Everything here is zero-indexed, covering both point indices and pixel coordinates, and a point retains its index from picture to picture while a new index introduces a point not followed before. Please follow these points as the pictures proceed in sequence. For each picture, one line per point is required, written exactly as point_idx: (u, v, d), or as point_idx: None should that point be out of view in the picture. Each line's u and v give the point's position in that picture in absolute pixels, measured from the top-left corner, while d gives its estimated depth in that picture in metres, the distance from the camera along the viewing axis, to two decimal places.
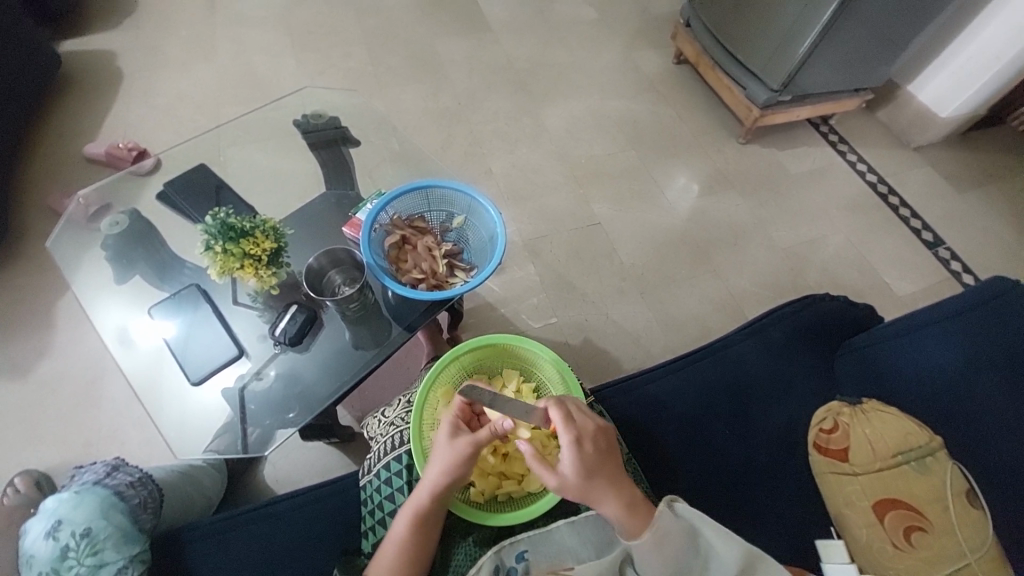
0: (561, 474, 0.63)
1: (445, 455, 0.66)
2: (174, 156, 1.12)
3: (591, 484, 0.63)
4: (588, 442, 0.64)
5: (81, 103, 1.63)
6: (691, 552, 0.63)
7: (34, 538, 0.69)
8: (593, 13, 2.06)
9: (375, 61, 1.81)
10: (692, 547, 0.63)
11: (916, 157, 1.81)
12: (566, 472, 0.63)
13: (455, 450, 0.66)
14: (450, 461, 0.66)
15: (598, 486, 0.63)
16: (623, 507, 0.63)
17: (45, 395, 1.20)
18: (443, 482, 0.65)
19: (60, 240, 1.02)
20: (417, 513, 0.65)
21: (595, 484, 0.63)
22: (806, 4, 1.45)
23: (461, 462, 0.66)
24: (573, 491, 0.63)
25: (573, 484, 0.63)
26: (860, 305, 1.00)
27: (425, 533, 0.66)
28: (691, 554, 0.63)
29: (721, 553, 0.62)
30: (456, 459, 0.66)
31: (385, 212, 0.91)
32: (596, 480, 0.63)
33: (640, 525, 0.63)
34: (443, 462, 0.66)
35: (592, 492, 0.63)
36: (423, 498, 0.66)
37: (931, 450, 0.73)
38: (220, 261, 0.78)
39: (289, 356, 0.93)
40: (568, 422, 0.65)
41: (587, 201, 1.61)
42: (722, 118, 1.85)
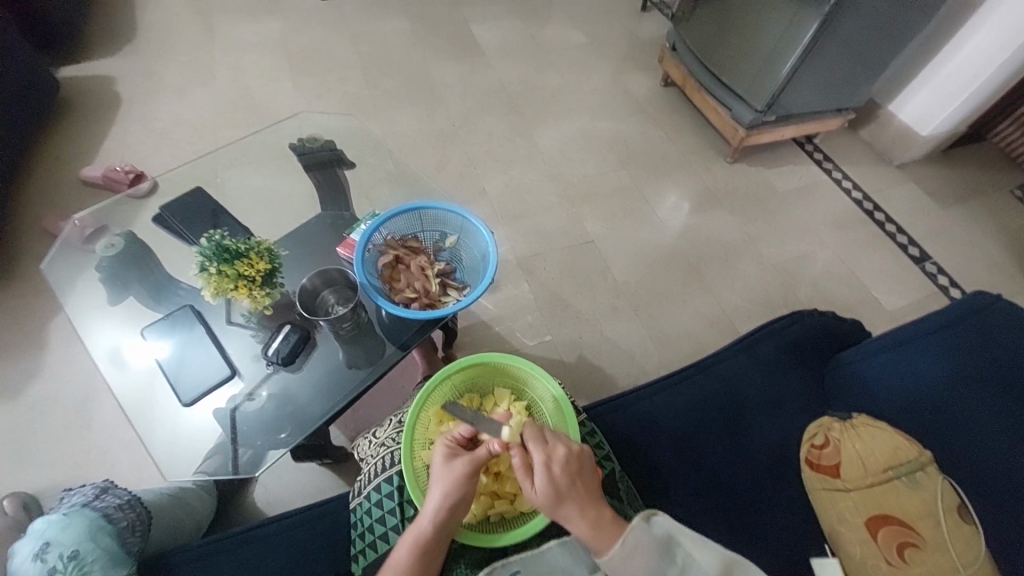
0: (534, 491, 0.65)
1: (444, 479, 0.66)
2: (173, 179, 1.15)
3: (567, 496, 0.64)
4: (560, 460, 0.65)
5: (80, 126, 1.66)
6: (665, 564, 0.61)
7: (21, 560, 0.68)
8: (583, 39, 2.13)
9: (371, 85, 1.86)
10: (668, 559, 0.61)
11: (900, 174, 1.86)
12: (538, 489, 0.64)
13: (455, 472, 0.66)
14: (443, 483, 0.66)
15: (569, 501, 0.64)
16: (593, 522, 0.63)
17: (33, 419, 1.19)
18: (446, 506, 0.65)
19: (56, 261, 1.02)
20: (420, 539, 0.64)
21: (564, 504, 0.64)
22: (785, 30, 1.51)
23: (458, 486, 0.66)
24: (542, 506, 0.65)
25: (546, 499, 0.64)
26: (848, 320, 1.02)
27: (427, 560, 0.65)
28: (665, 564, 0.61)
29: (700, 562, 0.61)
30: (456, 481, 0.66)
31: (379, 233, 0.93)
32: (566, 499, 0.64)
33: (606, 546, 0.62)
34: (442, 487, 0.65)
35: (562, 506, 0.64)
36: (427, 526, 0.65)
37: (921, 465, 0.74)
38: (214, 282, 0.79)
39: (282, 376, 0.92)
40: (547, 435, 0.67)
41: (580, 219, 1.64)
42: (710, 137, 1.90)
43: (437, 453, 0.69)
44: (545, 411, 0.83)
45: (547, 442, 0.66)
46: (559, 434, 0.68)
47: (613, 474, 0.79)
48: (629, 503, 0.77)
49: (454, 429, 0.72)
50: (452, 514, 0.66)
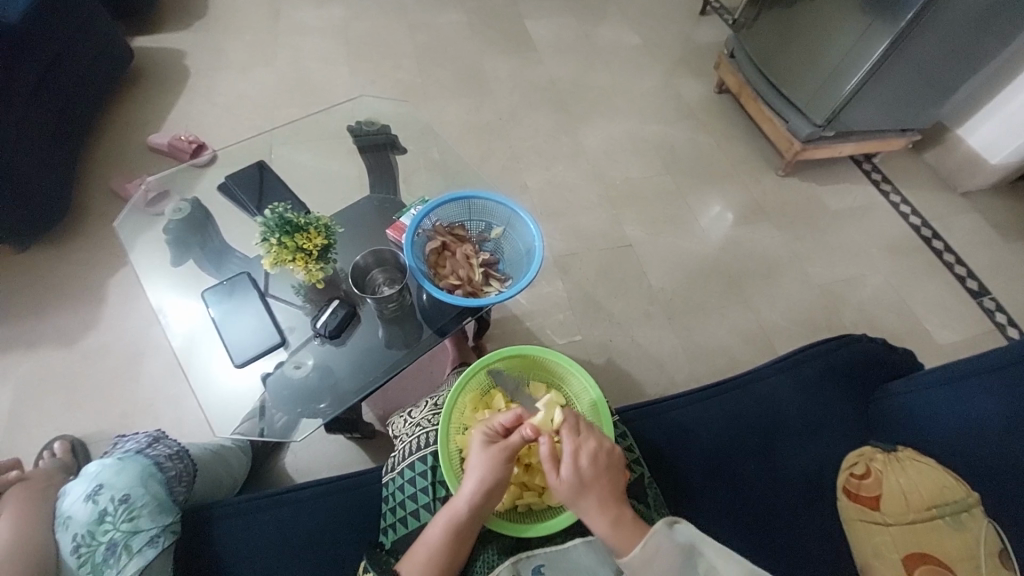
0: (560, 482, 0.65)
1: (479, 465, 0.67)
2: (232, 152, 1.20)
3: (592, 491, 0.64)
4: (587, 455, 0.66)
5: (149, 95, 1.75)
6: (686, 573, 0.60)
7: (73, 501, 0.72)
8: (637, 40, 2.09)
9: (423, 74, 1.89)
10: (689, 568, 0.61)
11: (964, 202, 1.76)
12: (563, 479, 0.65)
13: (490, 459, 0.67)
14: (478, 465, 0.67)
15: (593, 497, 0.64)
16: (614, 521, 0.63)
17: (89, 367, 1.27)
18: (480, 492, 0.66)
19: (123, 222, 1.08)
20: (453, 522, 0.66)
21: (587, 498, 0.64)
22: (856, 42, 1.44)
23: (492, 469, 0.67)
24: (564, 498, 0.65)
25: (572, 491, 0.64)
26: (899, 349, 0.98)
27: (457, 541, 0.66)
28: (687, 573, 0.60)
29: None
30: (491, 467, 0.67)
31: (428, 219, 0.95)
32: (590, 493, 0.64)
33: (627, 548, 0.62)
34: (479, 472, 0.67)
35: (587, 501, 0.64)
36: (461, 508, 0.66)
37: (967, 506, 0.70)
38: (275, 252, 0.82)
39: (326, 348, 0.96)
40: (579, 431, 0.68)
41: (619, 221, 1.62)
42: (761, 149, 1.84)
43: (473, 441, 0.71)
44: (580, 409, 0.84)
45: (581, 434, 0.67)
46: (589, 432, 0.68)
47: (641, 480, 0.79)
48: (655, 510, 0.77)
49: (490, 418, 0.73)
50: (488, 497, 0.67)
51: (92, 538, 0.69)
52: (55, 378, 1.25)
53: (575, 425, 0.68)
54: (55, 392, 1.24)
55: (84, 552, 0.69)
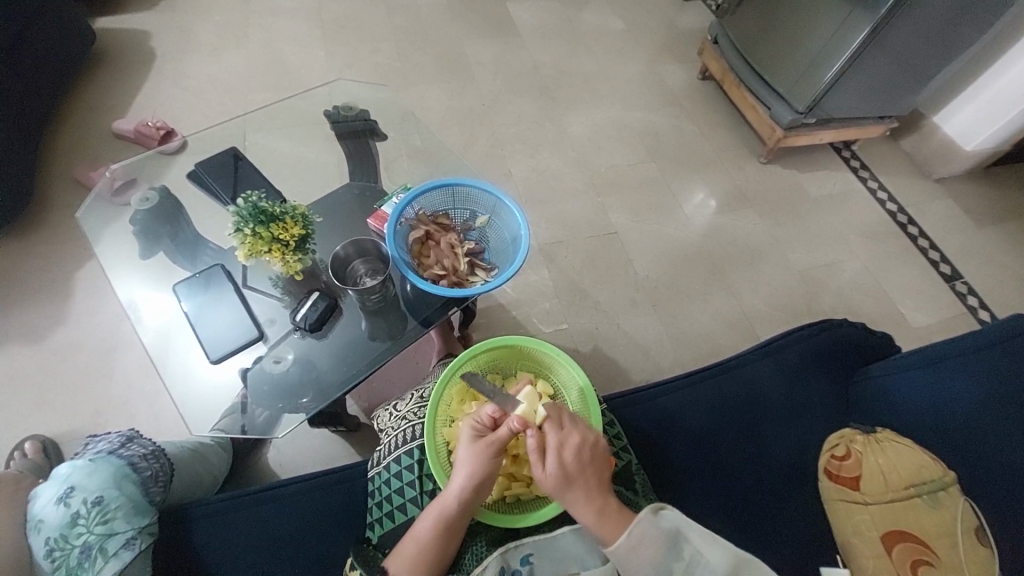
0: (546, 475, 0.65)
1: (469, 460, 0.66)
2: (203, 139, 1.14)
3: (576, 484, 0.64)
4: (571, 447, 0.65)
5: (112, 78, 1.66)
6: (673, 557, 0.61)
7: (43, 504, 0.69)
8: (621, 24, 2.07)
9: (403, 58, 1.83)
10: (674, 554, 0.61)
11: (938, 189, 1.80)
12: (549, 473, 0.64)
13: (478, 453, 0.67)
14: (468, 459, 0.67)
15: (576, 490, 0.64)
16: (597, 514, 0.64)
17: (57, 364, 1.22)
18: (470, 486, 0.65)
19: (87, 213, 1.03)
20: (443, 516, 0.65)
21: (573, 490, 0.64)
22: (837, 29, 1.45)
23: (483, 462, 0.66)
24: (550, 491, 0.65)
25: (556, 485, 0.64)
26: (878, 333, 1.00)
27: (448, 535, 0.66)
28: (673, 557, 0.61)
29: (709, 560, 0.61)
30: (479, 462, 0.66)
31: (411, 208, 0.93)
32: (574, 487, 0.64)
33: (613, 536, 0.63)
34: (468, 466, 0.66)
35: (571, 494, 0.64)
36: (452, 501, 0.66)
37: (943, 484, 0.72)
38: (249, 243, 0.79)
39: (306, 341, 0.93)
40: (560, 427, 0.67)
41: (604, 209, 1.61)
42: (744, 135, 1.85)
43: (462, 435, 0.70)
44: (569, 398, 0.83)
45: (562, 430, 0.67)
46: (571, 426, 0.68)
47: (630, 467, 0.80)
48: (643, 497, 0.77)
49: (479, 411, 0.72)
50: (479, 489, 0.66)
51: (65, 542, 0.66)
52: (21, 377, 1.20)
53: (557, 420, 0.68)
54: (21, 391, 1.18)
55: (57, 556, 0.66)
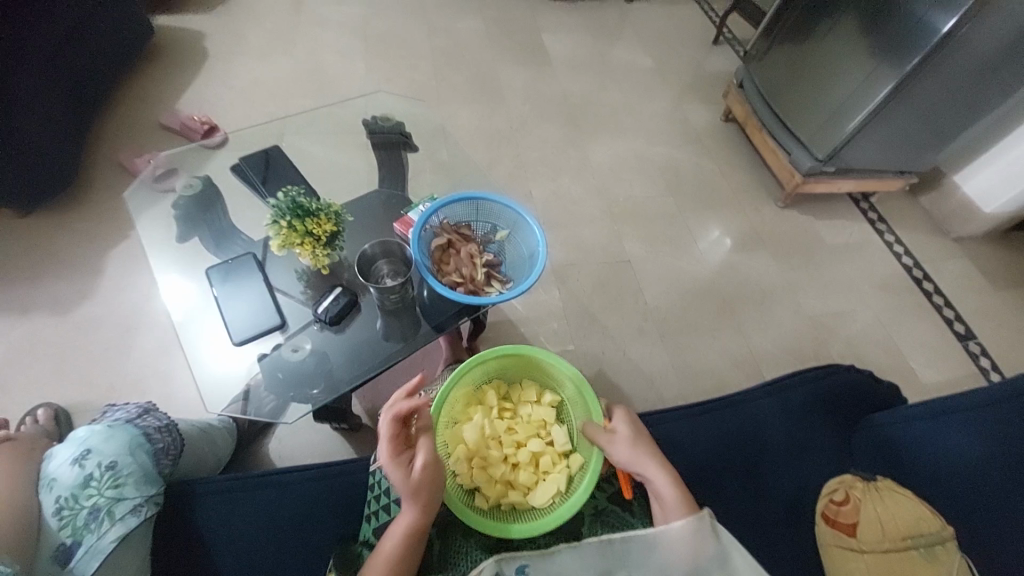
0: (624, 436, 0.76)
1: (405, 484, 0.67)
2: (243, 137, 1.21)
3: (648, 450, 0.76)
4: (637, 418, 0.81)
5: (165, 73, 1.76)
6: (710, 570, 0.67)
7: (59, 463, 0.71)
8: (649, 62, 2.14)
9: (438, 77, 1.92)
10: (712, 568, 0.67)
11: (955, 247, 1.81)
12: (626, 434, 0.76)
13: (414, 474, 0.68)
14: (410, 478, 0.67)
15: (650, 455, 0.75)
16: (673, 484, 0.73)
17: (81, 336, 1.27)
18: (420, 509, 0.67)
19: (131, 196, 1.09)
20: (405, 541, 0.66)
21: (648, 453, 0.75)
22: (861, 83, 1.50)
23: (427, 474, 0.68)
24: (628, 452, 0.75)
25: (634, 447, 0.75)
26: (884, 382, 1.00)
27: (410, 555, 0.66)
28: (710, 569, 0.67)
29: None
30: (417, 483, 0.67)
31: (436, 216, 0.97)
32: (648, 449, 0.76)
33: (686, 514, 0.70)
34: (408, 492, 0.67)
35: (647, 458, 0.75)
36: (415, 520, 0.67)
37: (942, 539, 0.73)
38: (283, 235, 0.84)
39: (324, 334, 0.96)
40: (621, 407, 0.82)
41: (620, 237, 1.65)
42: (763, 178, 1.88)
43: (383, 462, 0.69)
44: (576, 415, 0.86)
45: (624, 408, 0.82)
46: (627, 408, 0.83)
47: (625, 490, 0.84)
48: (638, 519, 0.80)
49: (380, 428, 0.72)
50: (436, 497, 0.69)
51: (75, 501, 0.68)
52: (45, 346, 1.25)
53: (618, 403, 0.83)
54: (43, 359, 1.23)
55: (65, 515, 0.67)
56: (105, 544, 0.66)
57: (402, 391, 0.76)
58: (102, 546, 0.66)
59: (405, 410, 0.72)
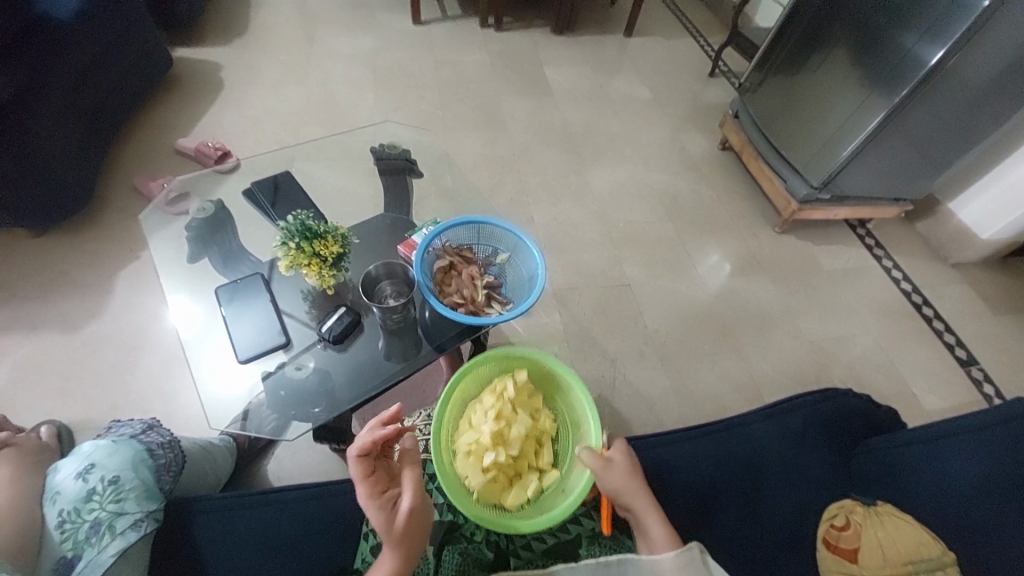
0: (622, 468, 0.76)
1: (388, 526, 0.63)
2: (255, 163, 1.26)
3: (642, 487, 0.75)
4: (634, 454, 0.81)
5: (182, 102, 1.84)
6: None
7: (64, 476, 0.72)
8: (647, 94, 2.22)
9: (443, 107, 1.99)
10: None
11: (953, 273, 1.82)
12: (623, 466, 0.77)
13: (399, 513, 0.64)
14: (393, 525, 0.63)
15: (643, 491, 0.75)
16: (665, 524, 0.73)
17: (87, 355, 1.28)
18: (406, 549, 0.64)
19: (144, 220, 1.13)
20: None
21: (641, 490, 0.75)
22: (852, 114, 1.55)
23: (411, 517, 0.64)
24: (624, 484, 0.75)
25: (629, 481, 0.75)
26: (883, 407, 1.00)
27: None
28: None
29: None
30: (402, 524, 0.64)
31: (439, 239, 1.00)
32: (642, 485, 0.76)
33: (673, 547, 0.70)
34: (393, 533, 0.63)
35: (639, 493, 0.74)
36: (401, 564, 0.63)
37: (943, 564, 0.72)
38: (292, 255, 0.87)
39: (328, 353, 0.98)
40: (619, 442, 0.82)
41: (620, 261, 1.68)
42: (760, 204, 1.92)
43: (361, 500, 0.66)
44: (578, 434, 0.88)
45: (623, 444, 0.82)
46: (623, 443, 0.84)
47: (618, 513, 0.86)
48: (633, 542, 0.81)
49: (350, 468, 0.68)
50: (422, 536, 0.66)
51: (77, 515, 0.69)
52: (51, 363, 1.26)
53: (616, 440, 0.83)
54: (49, 377, 1.24)
55: (67, 528, 0.68)
56: (105, 558, 0.66)
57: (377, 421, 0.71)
58: (102, 560, 0.66)
59: (370, 444, 0.68)
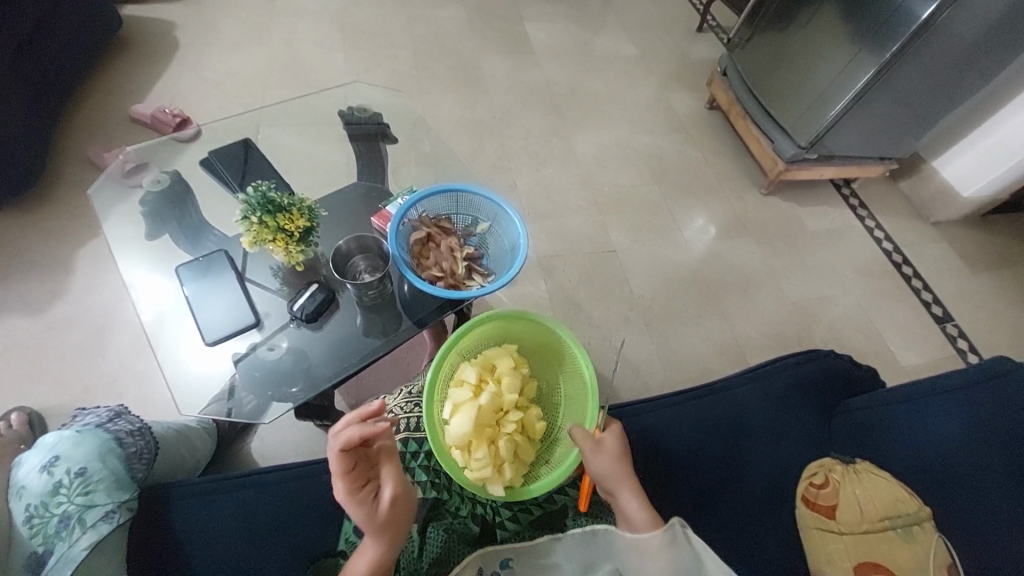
0: (612, 449, 0.75)
1: (372, 516, 0.63)
2: (216, 129, 1.17)
3: (626, 469, 0.74)
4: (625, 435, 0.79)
5: (133, 64, 1.70)
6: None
7: (27, 471, 0.70)
8: (633, 50, 2.12)
9: (419, 66, 1.88)
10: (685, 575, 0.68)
11: (934, 232, 1.83)
12: (614, 447, 0.76)
13: (382, 504, 0.64)
14: (376, 514, 0.63)
15: (627, 474, 0.74)
16: (644, 505, 0.72)
17: (52, 337, 1.23)
18: (390, 536, 0.64)
19: (97, 193, 1.05)
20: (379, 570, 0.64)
21: (626, 472, 0.74)
22: (842, 70, 1.50)
23: (395, 504, 0.65)
24: (611, 465, 0.74)
25: (617, 461, 0.74)
26: (863, 367, 1.01)
27: None
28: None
29: None
30: (386, 513, 0.64)
31: (415, 209, 0.95)
32: (627, 467, 0.75)
33: (653, 525, 0.70)
34: (377, 524, 0.63)
35: (624, 475, 0.74)
36: (386, 551, 0.64)
37: (918, 519, 0.74)
38: (254, 231, 0.81)
39: (302, 332, 0.94)
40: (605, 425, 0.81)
41: (605, 227, 1.64)
42: (747, 165, 1.88)
43: (342, 493, 0.63)
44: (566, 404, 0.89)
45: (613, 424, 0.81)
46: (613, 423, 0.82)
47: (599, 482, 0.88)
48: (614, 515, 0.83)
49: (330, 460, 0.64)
50: (405, 521, 0.67)
51: (44, 510, 0.66)
52: (14, 347, 1.21)
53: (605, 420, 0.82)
54: (13, 362, 1.19)
55: (36, 523, 0.66)
56: (77, 552, 0.65)
57: (357, 415, 0.68)
58: (74, 554, 0.65)
59: (357, 439, 0.64)
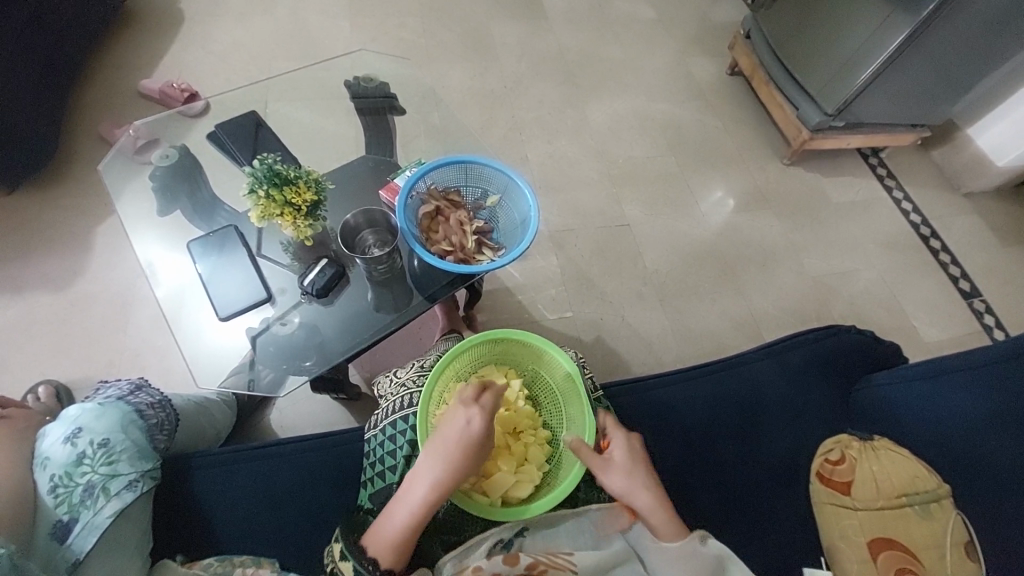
0: (618, 462, 0.73)
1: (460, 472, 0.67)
2: (222, 103, 1.15)
3: (638, 476, 0.72)
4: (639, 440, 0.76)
5: (139, 38, 1.67)
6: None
7: (51, 442, 0.71)
8: (651, 13, 2.02)
9: (427, 34, 1.81)
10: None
11: (966, 203, 1.74)
12: (619, 461, 0.73)
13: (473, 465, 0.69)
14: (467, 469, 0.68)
15: (639, 481, 0.72)
16: (666, 511, 0.71)
17: (75, 313, 1.26)
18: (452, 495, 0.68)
19: (107, 167, 1.05)
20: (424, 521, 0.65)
21: (640, 477, 0.72)
22: (875, 30, 1.40)
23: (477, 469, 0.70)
24: (620, 481, 0.71)
25: (625, 474, 0.72)
26: (885, 342, 0.98)
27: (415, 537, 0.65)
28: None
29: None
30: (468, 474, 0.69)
31: (423, 181, 0.93)
32: (640, 474, 0.72)
33: (677, 535, 0.69)
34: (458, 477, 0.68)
35: (636, 486, 0.71)
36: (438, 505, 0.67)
37: (938, 496, 0.73)
38: (262, 205, 0.81)
39: (313, 307, 0.95)
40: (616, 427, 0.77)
41: (619, 200, 1.60)
42: (769, 135, 1.80)
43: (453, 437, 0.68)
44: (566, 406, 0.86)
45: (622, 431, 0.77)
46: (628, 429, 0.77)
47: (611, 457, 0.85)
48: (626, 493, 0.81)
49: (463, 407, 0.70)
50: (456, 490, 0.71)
51: (69, 479, 0.67)
52: (40, 323, 1.24)
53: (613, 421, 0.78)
54: (39, 337, 1.23)
55: (60, 492, 0.67)
56: (102, 520, 0.66)
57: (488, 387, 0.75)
58: (99, 522, 0.66)
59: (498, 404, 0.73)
